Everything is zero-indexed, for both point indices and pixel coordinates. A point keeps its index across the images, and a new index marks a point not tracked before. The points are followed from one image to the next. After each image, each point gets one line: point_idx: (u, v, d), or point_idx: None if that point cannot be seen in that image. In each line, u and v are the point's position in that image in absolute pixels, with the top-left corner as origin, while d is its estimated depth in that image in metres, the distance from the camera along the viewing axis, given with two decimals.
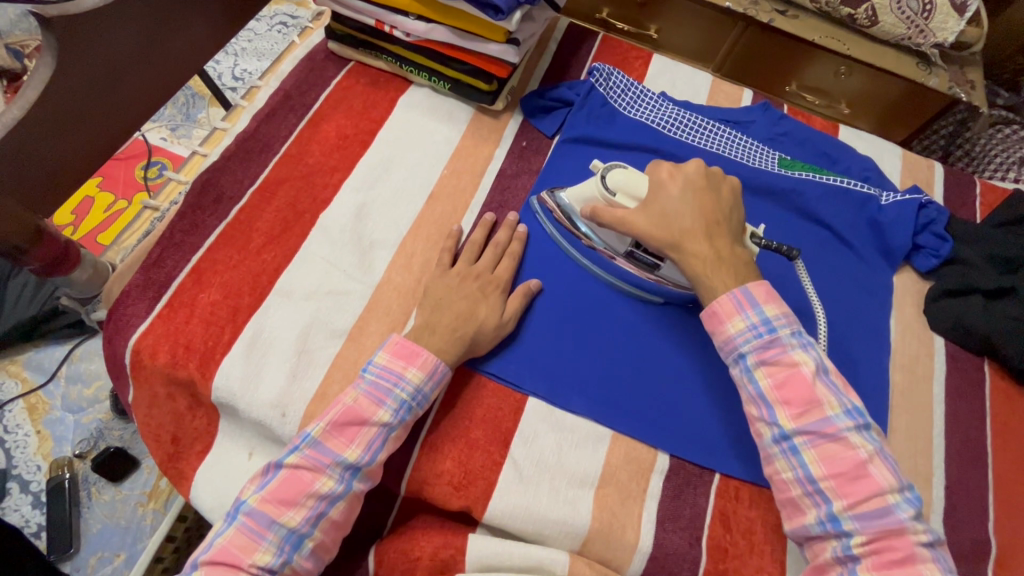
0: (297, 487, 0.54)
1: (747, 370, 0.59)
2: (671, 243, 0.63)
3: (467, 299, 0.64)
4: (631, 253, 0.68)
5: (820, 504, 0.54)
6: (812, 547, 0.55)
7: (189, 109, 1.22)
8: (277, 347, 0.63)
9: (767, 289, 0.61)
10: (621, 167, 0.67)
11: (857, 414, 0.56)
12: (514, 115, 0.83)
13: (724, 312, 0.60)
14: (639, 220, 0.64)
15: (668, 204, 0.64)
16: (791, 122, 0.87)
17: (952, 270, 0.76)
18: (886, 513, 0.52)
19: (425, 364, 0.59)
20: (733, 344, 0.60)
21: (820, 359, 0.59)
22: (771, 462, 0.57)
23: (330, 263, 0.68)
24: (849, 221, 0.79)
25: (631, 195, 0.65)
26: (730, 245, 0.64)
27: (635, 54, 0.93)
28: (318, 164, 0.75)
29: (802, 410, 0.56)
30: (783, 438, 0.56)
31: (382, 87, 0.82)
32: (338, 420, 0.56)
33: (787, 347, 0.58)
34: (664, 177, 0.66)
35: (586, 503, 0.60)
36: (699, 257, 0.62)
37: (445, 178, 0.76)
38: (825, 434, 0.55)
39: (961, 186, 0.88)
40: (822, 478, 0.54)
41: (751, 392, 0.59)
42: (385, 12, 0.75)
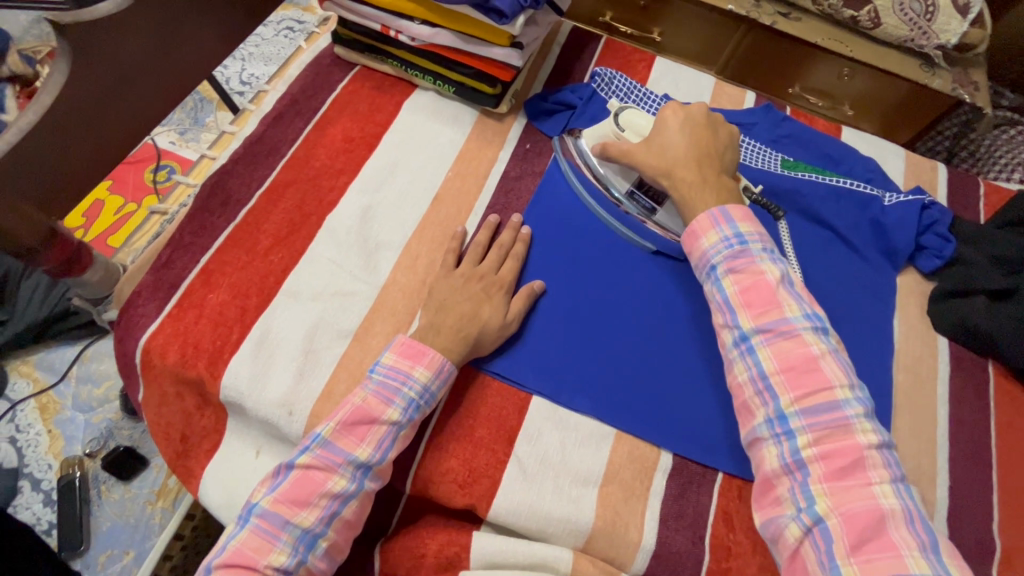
0: (309, 487, 0.54)
1: (715, 280, 0.61)
2: (662, 170, 0.68)
3: (471, 299, 0.65)
4: (631, 193, 0.74)
5: (770, 401, 0.55)
6: (758, 452, 0.56)
7: (197, 114, 1.24)
8: (284, 347, 0.64)
9: (744, 207, 0.63)
10: (635, 110, 0.74)
11: (817, 319, 0.58)
12: (518, 118, 0.84)
13: (700, 227, 0.63)
14: (639, 151, 0.70)
15: (666, 137, 0.70)
16: (794, 123, 0.87)
17: (956, 271, 0.76)
18: (834, 412, 0.53)
19: (432, 363, 0.60)
20: (706, 256, 0.63)
21: (788, 273, 0.61)
22: (731, 367, 0.59)
23: (336, 264, 0.69)
24: (853, 222, 0.79)
25: (637, 133, 0.73)
26: (717, 174, 0.67)
27: (638, 58, 0.94)
28: (324, 167, 0.76)
29: (763, 311, 0.58)
30: (742, 339, 0.58)
31: (387, 91, 0.83)
32: (348, 419, 0.57)
33: (754, 257, 0.61)
34: (668, 116, 0.70)
35: (590, 502, 0.60)
36: (687, 181, 0.66)
37: (449, 180, 0.77)
38: (783, 334, 0.57)
39: (965, 187, 0.88)
40: (775, 375, 0.56)
41: (718, 301, 0.61)
42: (390, 17, 0.76)
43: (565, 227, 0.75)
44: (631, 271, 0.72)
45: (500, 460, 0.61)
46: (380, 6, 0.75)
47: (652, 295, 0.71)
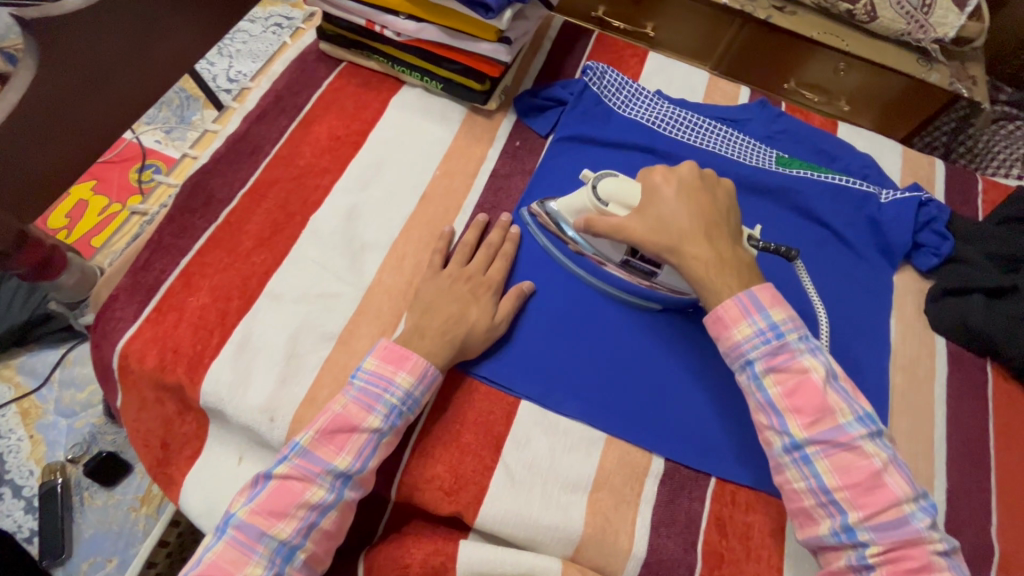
0: (286, 497, 0.53)
1: (755, 378, 0.57)
2: (670, 246, 0.61)
3: (457, 301, 0.63)
4: (627, 261, 0.66)
5: (835, 515, 0.53)
6: (826, 557, 0.54)
7: (183, 112, 1.22)
8: (265, 350, 0.62)
9: (772, 291, 0.59)
10: (611, 175, 0.65)
11: (869, 421, 0.55)
12: (508, 115, 0.83)
13: (730, 317, 0.59)
14: (637, 226, 0.61)
15: (663, 208, 0.62)
16: (789, 120, 0.86)
17: (953, 269, 0.75)
18: (901, 524, 0.52)
19: (415, 368, 0.58)
20: (740, 350, 0.58)
21: (829, 364, 0.58)
22: (782, 471, 0.56)
23: (320, 266, 0.68)
24: (848, 219, 0.77)
25: (624, 204, 0.63)
26: (730, 247, 0.62)
27: (630, 53, 0.92)
28: (309, 165, 0.74)
29: (813, 418, 0.55)
30: (794, 447, 0.55)
31: (374, 88, 0.82)
32: (327, 427, 0.55)
33: (796, 353, 0.57)
34: (659, 182, 0.64)
35: (579, 508, 0.59)
36: (702, 260, 0.60)
37: (437, 178, 0.76)
38: (839, 443, 0.54)
39: (962, 183, 0.87)
40: (837, 489, 0.53)
41: (760, 400, 0.57)
42: (375, 12, 0.74)
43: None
44: None
45: (487, 466, 0.60)
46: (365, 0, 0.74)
47: (644, 297, 0.70)
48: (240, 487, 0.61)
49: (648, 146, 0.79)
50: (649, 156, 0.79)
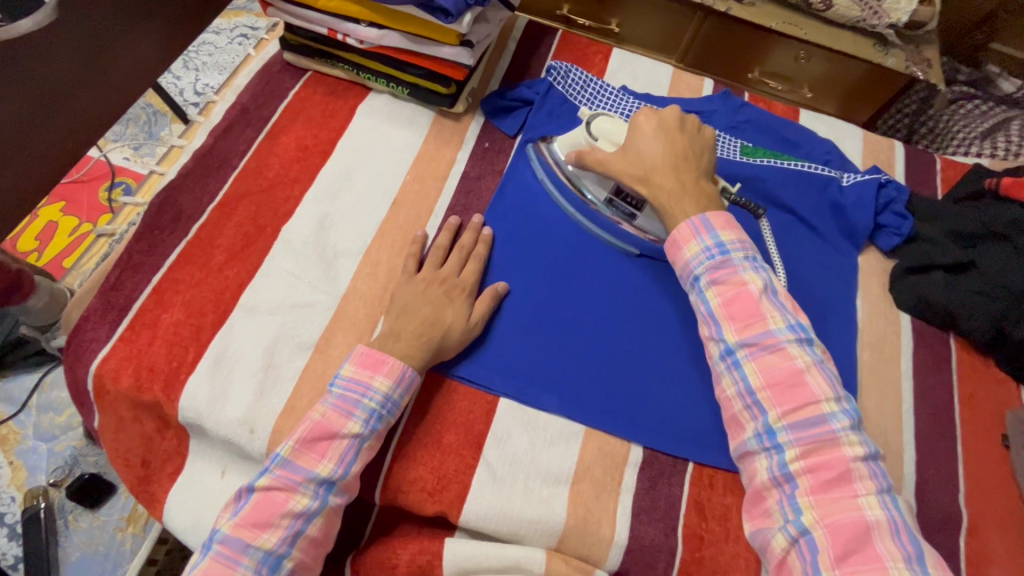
0: (270, 509, 0.53)
1: (699, 292, 0.62)
2: (640, 177, 0.68)
3: (432, 305, 0.64)
4: (610, 201, 0.73)
5: (758, 416, 0.56)
6: (748, 466, 0.57)
7: (151, 127, 1.21)
8: (242, 364, 0.63)
9: (724, 215, 0.63)
10: (607, 116, 0.73)
11: (799, 330, 0.58)
12: (476, 117, 0.83)
13: (681, 237, 0.64)
14: (615, 160, 0.69)
15: (641, 143, 0.69)
16: (752, 109, 0.87)
17: (916, 248, 0.77)
18: (819, 424, 0.54)
19: (392, 370, 0.59)
20: (689, 268, 0.63)
21: (771, 282, 0.61)
22: (718, 380, 0.60)
23: (294, 276, 0.68)
24: (812, 204, 0.80)
25: (611, 142, 0.71)
26: (695, 179, 0.67)
27: (595, 50, 0.93)
28: (278, 176, 0.74)
29: (746, 323, 0.59)
30: (727, 353, 0.59)
31: (341, 96, 0.82)
32: (307, 436, 0.56)
33: (736, 268, 0.61)
34: (641, 121, 0.70)
35: (561, 500, 0.60)
36: (665, 189, 0.66)
37: (407, 183, 0.76)
38: (766, 346, 0.57)
39: (922, 164, 0.89)
40: (760, 389, 0.56)
41: (703, 312, 0.62)
42: (336, 20, 0.74)
43: (527, 225, 0.74)
44: (593, 265, 0.72)
45: (469, 464, 0.61)
46: (326, 10, 0.74)
47: (616, 290, 0.71)
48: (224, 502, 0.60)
49: None
50: None
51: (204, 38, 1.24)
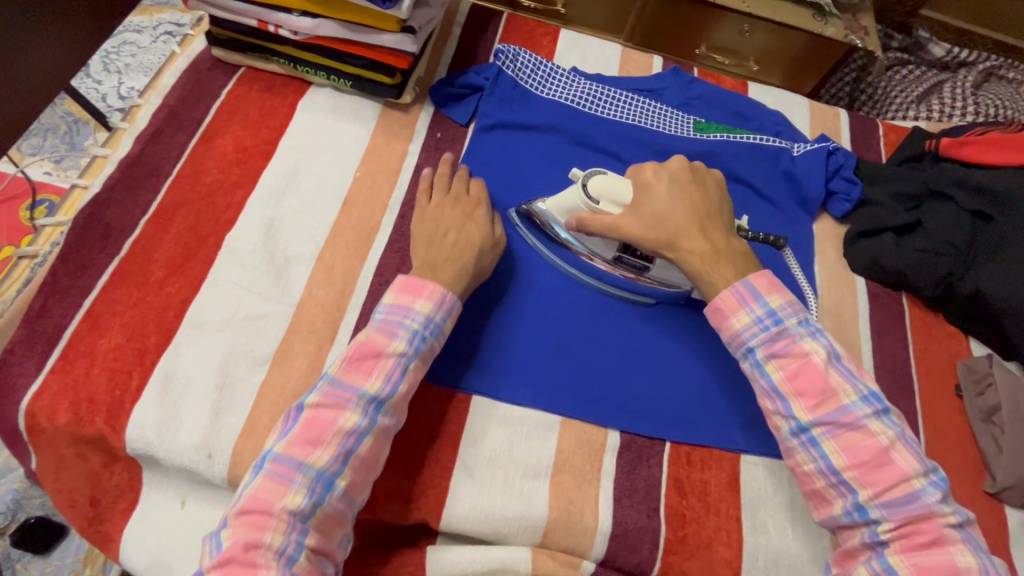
0: (320, 427, 0.52)
1: (758, 365, 0.58)
2: (665, 242, 0.63)
3: (450, 224, 0.65)
4: (619, 258, 0.68)
5: (846, 494, 0.53)
6: (843, 536, 0.54)
7: (73, 138, 1.12)
8: (193, 386, 0.58)
9: (770, 278, 0.60)
10: (601, 173, 0.66)
11: (873, 399, 0.55)
12: (425, 107, 0.80)
13: (727, 307, 0.60)
14: (629, 224, 0.63)
15: (654, 203, 0.64)
16: (702, 85, 0.87)
17: (865, 211, 0.79)
18: (911, 499, 0.51)
19: (432, 295, 0.59)
20: (742, 339, 0.59)
21: (831, 347, 0.58)
22: (791, 455, 0.56)
23: (242, 287, 0.64)
24: (766, 176, 0.80)
25: (615, 201, 0.65)
26: (723, 237, 0.64)
27: (542, 31, 0.91)
28: (217, 182, 0.70)
29: (817, 400, 0.55)
30: (801, 431, 0.55)
31: (279, 92, 0.77)
32: (354, 355, 0.55)
33: (796, 338, 0.57)
34: (648, 178, 0.65)
35: (542, 494, 0.59)
36: (696, 252, 0.62)
37: (358, 181, 0.73)
38: (844, 423, 0.54)
39: (865, 129, 0.91)
40: (845, 469, 0.53)
41: (764, 386, 0.58)
42: (267, 11, 0.70)
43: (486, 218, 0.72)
44: (557, 255, 0.72)
45: (445, 467, 0.60)
46: None
47: (583, 279, 0.70)
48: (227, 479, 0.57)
49: (569, 127, 0.79)
50: (573, 136, 0.78)
51: (124, 38, 1.15)
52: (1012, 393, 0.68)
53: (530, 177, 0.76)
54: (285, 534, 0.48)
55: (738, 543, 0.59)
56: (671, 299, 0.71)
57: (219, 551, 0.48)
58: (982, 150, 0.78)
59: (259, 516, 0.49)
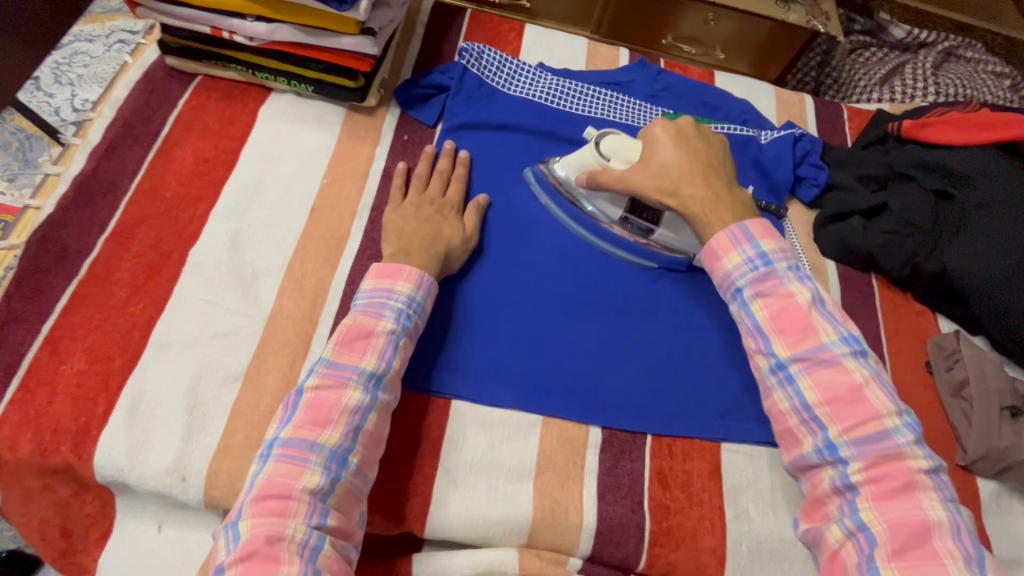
0: (325, 407, 0.53)
1: (743, 304, 0.60)
2: (669, 191, 0.65)
3: (428, 223, 0.66)
4: (626, 219, 0.70)
5: (816, 431, 0.54)
6: (810, 478, 0.56)
7: (26, 154, 1.08)
8: (163, 408, 0.57)
9: (764, 223, 0.61)
10: (615, 135, 0.70)
11: (853, 341, 0.56)
12: (391, 109, 0.79)
13: (719, 248, 0.61)
14: (637, 178, 0.66)
15: (661, 156, 0.66)
16: (669, 76, 0.87)
17: (833, 196, 0.80)
18: (882, 438, 0.52)
19: (410, 276, 0.61)
20: (730, 279, 0.61)
21: (817, 291, 0.59)
22: (769, 394, 0.58)
23: (210, 303, 0.62)
24: (736, 165, 0.81)
25: (625, 159, 0.68)
26: (726, 187, 0.65)
27: (507, 28, 0.90)
28: (177, 196, 0.68)
29: (798, 338, 0.56)
30: (779, 367, 0.57)
31: (238, 99, 0.75)
32: (345, 338, 0.57)
33: (783, 278, 0.59)
34: (658, 132, 0.67)
35: (526, 496, 0.59)
36: (697, 200, 0.64)
37: (325, 188, 0.71)
38: (821, 361, 0.55)
39: (830, 114, 0.93)
40: (818, 405, 0.54)
41: (748, 325, 0.59)
42: (219, 17, 0.68)
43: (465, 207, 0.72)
44: (531, 253, 0.71)
45: (427, 474, 0.59)
46: (203, 6, 0.67)
47: (559, 275, 0.70)
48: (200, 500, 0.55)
49: (538, 124, 0.78)
50: (543, 133, 0.78)
51: (75, 48, 1.11)
52: (979, 367, 0.69)
53: (501, 176, 0.75)
54: (308, 515, 0.49)
55: (722, 531, 0.60)
56: (647, 292, 0.71)
57: (243, 542, 0.47)
58: (943, 130, 0.79)
59: (278, 502, 0.49)
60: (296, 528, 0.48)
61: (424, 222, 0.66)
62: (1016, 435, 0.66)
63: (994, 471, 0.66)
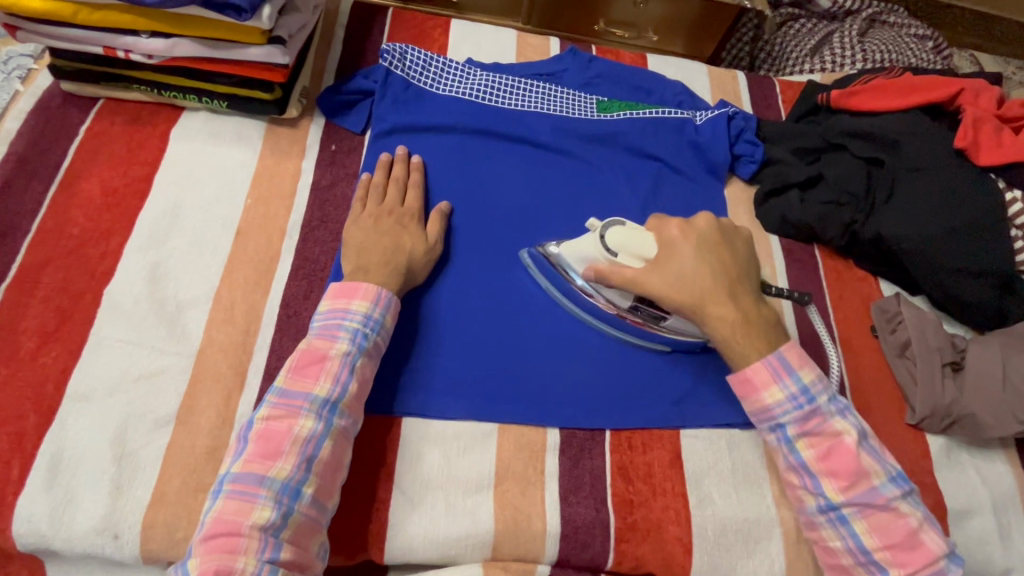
0: (275, 438, 0.51)
1: (788, 444, 0.58)
2: (694, 305, 0.60)
3: (388, 235, 0.63)
4: (636, 308, 0.64)
5: (876, 574, 0.54)
6: None
7: None
8: (86, 462, 0.53)
9: (800, 352, 0.60)
10: (620, 225, 0.63)
11: (900, 480, 0.56)
12: (315, 119, 0.75)
13: (760, 381, 0.59)
14: (655, 284, 0.60)
15: (680, 263, 0.61)
16: (601, 63, 0.86)
17: (771, 170, 0.81)
18: None
19: (367, 293, 0.58)
20: (772, 415, 0.59)
21: (860, 425, 0.58)
22: (817, 530, 0.57)
23: (132, 344, 0.58)
24: (673, 148, 0.80)
25: (637, 256, 0.62)
26: (753, 304, 0.61)
27: (432, 24, 0.87)
28: (86, 232, 0.63)
29: (850, 482, 0.56)
30: (829, 508, 0.56)
31: (147, 122, 0.70)
32: (297, 364, 0.55)
33: (826, 415, 0.58)
34: (677, 236, 0.62)
35: (486, 507, 0.58)
36: (726, 320, 0.60)
37: (250, 208, 0.67)
38: (875, 504, 0.55)
39: (764, 88, 0.93)
40: (876, 550, 0.54)
41: (793, 463, 0.58)
42: (111, 36, 0.63)
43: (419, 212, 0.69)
44: (479, 257, 0.69)
45: (383, 497, 0.57)
46: (92, 24, 0.62)
47: (512, 279, 0.69)
48: (139, 558, 0.52)
49: (471, 123, 0.76)
50: (477, 131, 0.76)
51: None
52: (920, 327, 0.71)
53: (437, 179, 0.72)
54: (259, 550, 0.47)
55: (687, 519, 0.60)
56: None
57: None
58: (870, 99, 0.80)
59: (227, 539, 0.47)
60: (246, 563, 0.46)
61: (358, 238, 0.63)
62: (957, 389, 0.68)
63: (942, 426, 0.68)
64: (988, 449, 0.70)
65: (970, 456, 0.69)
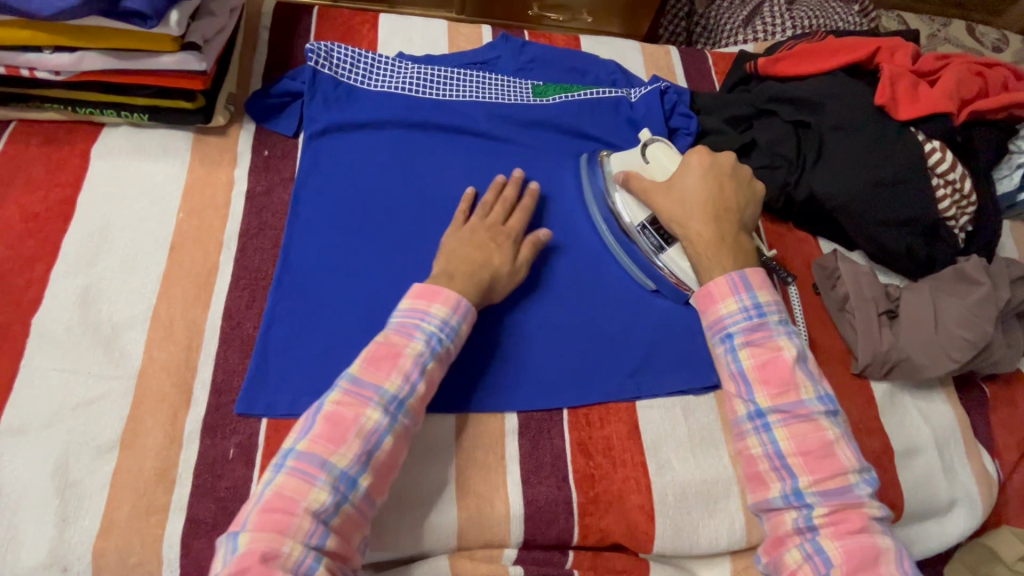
0: (343, 424, 0.50)
1: (731, 349, 0.60)
2: (679, 218, 0.66)
3: (480, 249, 0.63)
4: (643, 228, 0.69)
5: (786, 478, 0.55)
6: (770, 519, 0.56)
7: None
8: (27, 497, 0.51)
9: (762, 275, 0.62)
10: (664, 147, 0.72)
11: (829, 401, 0.58)
12: (244, 125, 0.73)
13: (718, 291, 0.61)
14: (659, 198, 0.67)
15: (686, 182, 0.67)
16: (534, 47, 0.86)
17: (706, 142, 0.82)
18: (846, 490, 0.54)
19: (447, 300, 0.57)
20: (722, 324, 0.61)
21: (803, 347, 0.60)
22: (743, 437, 0.58)
23: (68, 371, 0.56)
24: (611, 127, 0.80)
25: (661, 172, 0.70)
26: (733, 232, 0.65)
27: (359, 20, 0.85)
28: (9, 260, 0.60)
29: (780, 390, 0.57)
30: (758, 415, 0.57)
31: (65, 141, 0.68)
32: (372, 355, 0.53)
33: (772, 332, 0.60)
34: (694, 162, 0.68)
35: (449, 498, 0.58)
36: (702, 238, 0.65)
37: (182, 222, 0.66)
38: (799, 415, 0.56)
39: (697, 62, 0.95)
40: (791, 455, 0.56)
41: (732, 371, 0.59)
42: (11, 54, 0.60)
43: (358, 212, 0.68)
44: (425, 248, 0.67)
45: None
46: None
47: None
48: None
49: (405, 117, 0.75)
50: (411, 125, 0.75)
51: None
52: (856, 279, 0.73)
53: (375, 176, 0.71)
54: (309, 535, 0.46)
55: (647, 487, 0.61)
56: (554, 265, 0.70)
57: (238, 555, 0.44)
58: (795, 64, 0.83)
59: (282, 516, 0.46)
60: (293, 547, 0.45)
61: (455, 243, 0.64)
62: (893, 336, 0.71)
63: (882, 371, 0.71)
64: (929, 390, 0.73)
65: (912, 398, 0.72)
